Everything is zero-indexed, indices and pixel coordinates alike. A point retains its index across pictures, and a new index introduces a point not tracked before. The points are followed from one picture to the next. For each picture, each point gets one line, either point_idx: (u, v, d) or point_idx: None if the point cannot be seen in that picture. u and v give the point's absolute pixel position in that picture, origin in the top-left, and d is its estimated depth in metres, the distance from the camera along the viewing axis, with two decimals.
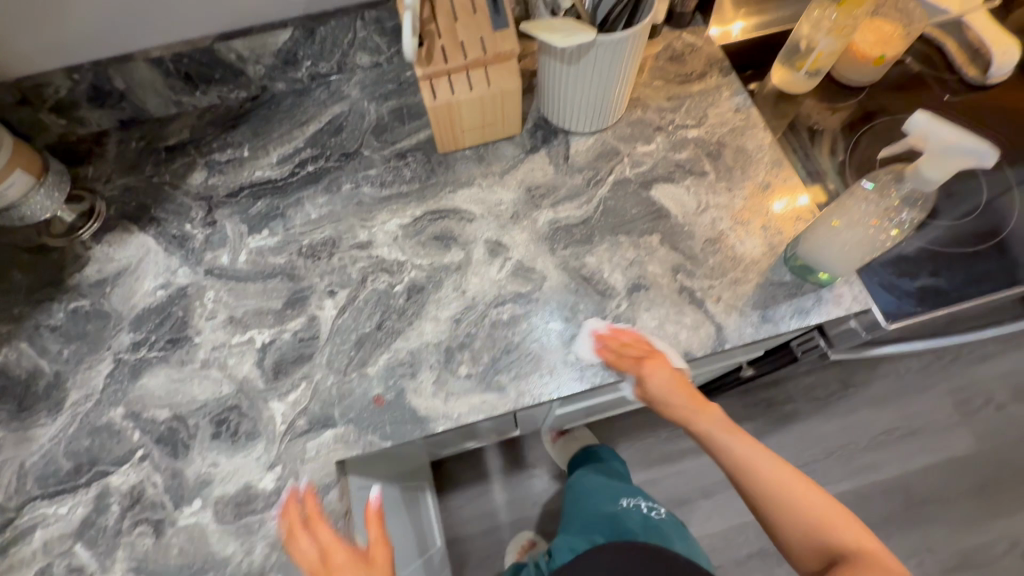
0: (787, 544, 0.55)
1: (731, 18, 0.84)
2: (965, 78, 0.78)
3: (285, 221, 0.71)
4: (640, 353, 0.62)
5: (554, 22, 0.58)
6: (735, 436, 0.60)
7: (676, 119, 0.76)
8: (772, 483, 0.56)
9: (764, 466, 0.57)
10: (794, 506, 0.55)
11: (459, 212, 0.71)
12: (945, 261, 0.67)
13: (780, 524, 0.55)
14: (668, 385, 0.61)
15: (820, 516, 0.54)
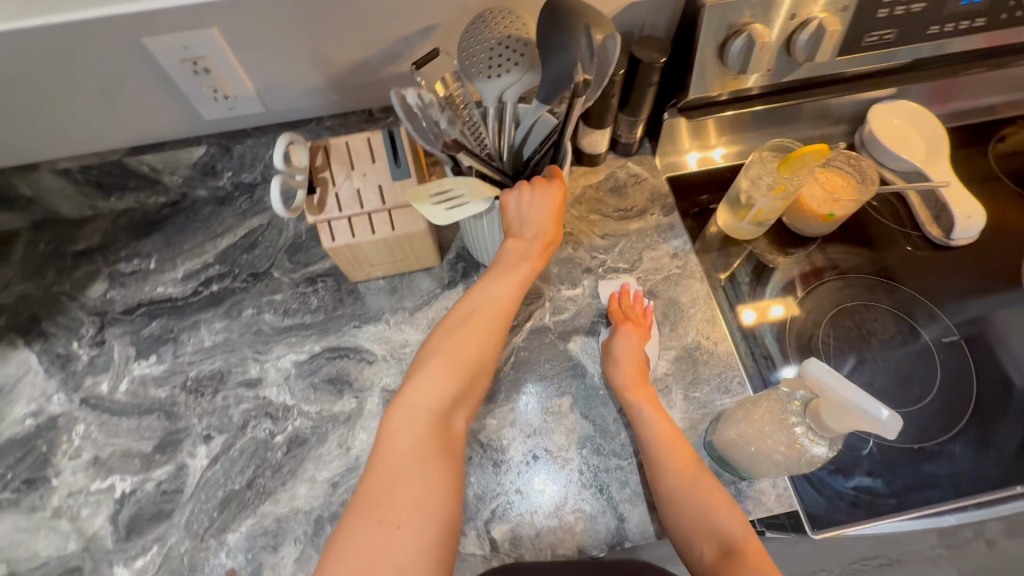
0: (677, 508, 0.53)
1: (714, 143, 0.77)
2: (928, 237, 0.72)
3: (176, 347, 0.67)
4: (628, 317, 0.64)
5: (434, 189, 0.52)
6: (656, 411, 0.58)
7: (608, 261, 0.71)
8: (681, 462, 0.54)
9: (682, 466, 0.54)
10: (701, 488, 0.53)
11: (359, 352, 0.66)
12: (885, 460, 0.59)
13: (681, 493, 0.53)
14: (631, 353, 0.60)
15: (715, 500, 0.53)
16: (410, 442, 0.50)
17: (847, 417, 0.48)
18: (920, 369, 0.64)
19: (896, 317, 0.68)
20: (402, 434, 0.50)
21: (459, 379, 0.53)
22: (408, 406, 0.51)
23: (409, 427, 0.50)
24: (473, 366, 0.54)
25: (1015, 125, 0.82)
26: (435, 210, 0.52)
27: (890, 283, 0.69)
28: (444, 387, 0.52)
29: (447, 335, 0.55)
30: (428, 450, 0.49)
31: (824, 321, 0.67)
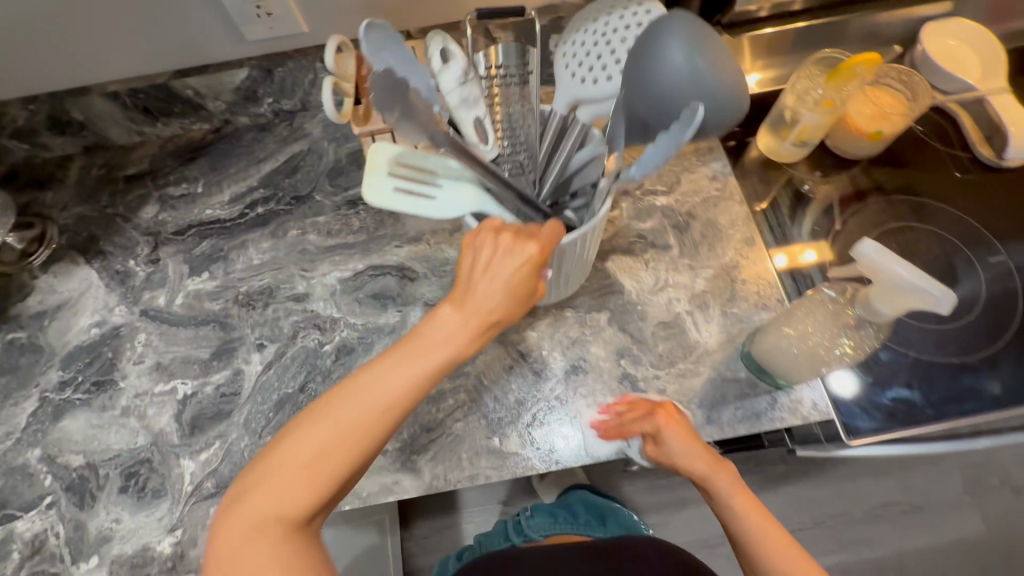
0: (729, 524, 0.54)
1: (747, 69, 0.75)
2: (977, 157, 0.70)
3: (226, 264, 0.70)
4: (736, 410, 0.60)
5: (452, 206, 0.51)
6: (685, 436, 0.55)
7: (646, 184, 0.71)
8: (745, 500, 0.53)
9: (726, 492, 0.54)
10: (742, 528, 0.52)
11: (402, 270, 0.68)
12: (923, 374, 0.60)
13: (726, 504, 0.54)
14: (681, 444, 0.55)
15: (744, 504, 0.53)
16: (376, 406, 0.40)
17: (898, 299, 0.46)
18: (962, 289, 0.63)
19: (942, 239, 0.66)
20: (394, 374, 0.40)
21: (308, 481, 0.39)
22: (271, 467, 0.39)
23: (272, 480, 0.39)
24: (355, 448, 0.39)
25: None
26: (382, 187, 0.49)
27: (936, 206, 0.68)
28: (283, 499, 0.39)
29: (286, 440, 0.40)
30: (278, 538, 0.38)
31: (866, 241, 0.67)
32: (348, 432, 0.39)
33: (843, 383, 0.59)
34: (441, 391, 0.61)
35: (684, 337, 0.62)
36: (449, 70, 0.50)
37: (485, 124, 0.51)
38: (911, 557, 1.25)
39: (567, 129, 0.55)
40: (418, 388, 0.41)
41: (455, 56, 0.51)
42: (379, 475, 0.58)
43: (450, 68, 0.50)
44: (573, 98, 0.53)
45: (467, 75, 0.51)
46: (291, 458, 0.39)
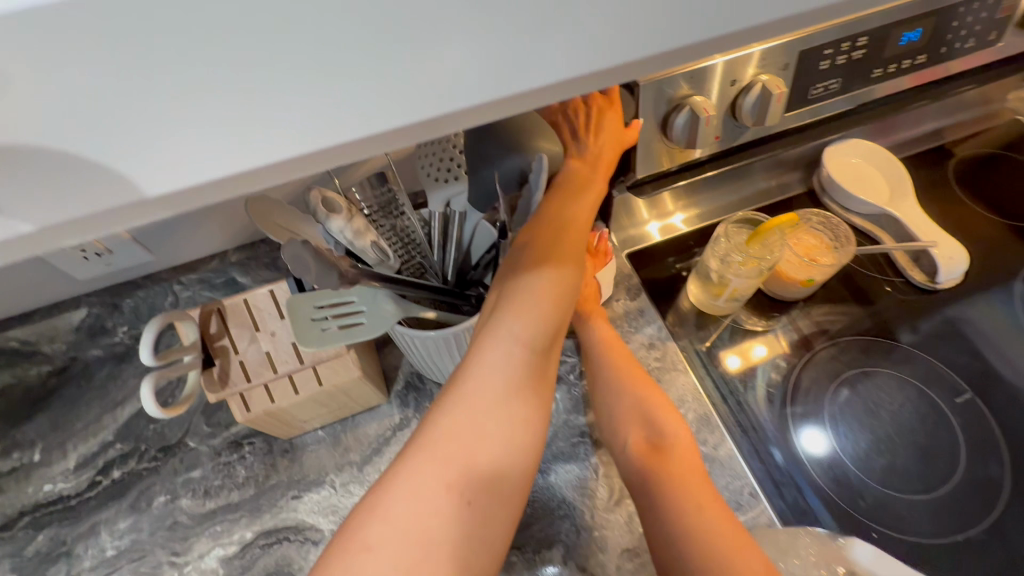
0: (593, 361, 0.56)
1: (672, 210, 0.71)
2: (912, 282, 0.67)
3: (70, 564, 0.54)
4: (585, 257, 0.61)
5: (413, 345, 0.50)
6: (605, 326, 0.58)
7: (579, 363, 0.62)
8: (625, 359, 0.56)
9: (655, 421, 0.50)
10: (599, 370, 0.55)
11: (302, 531, 0.54)
12: (927, 561, 0.51)
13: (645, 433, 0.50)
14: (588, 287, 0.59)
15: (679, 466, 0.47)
16: (452, 490, 0.34)
17: None
18: (941, 442, 0.57)
19: (901, 382, 0.61)
20: (431, 480, 0.34)
21: (501, 480, 0.36)
22: (461, 415, 0.36)
23: (480, 434, 0.36)
24: (501, 454, 0.36)
25: (963, 146, 0.80)
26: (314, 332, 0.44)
27: (886, 342, 0.63)
28: (504, 470, 0.36)
29: (471, 396, 0.37)
30: (489, 516, 0.35)
31: (827, 397, 0.60)
32: (536, 398, 0.38)
33: (814, 439, 0.58)
34: None
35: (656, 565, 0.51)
36: (331, 221, 0.42)
37: (382, 245, 0.46)
38: None
39: (449, 221, 0.50)
40: (553, 312, 0.39)
41: (332, 207, 0.42)
42: None
43: (330, 222, 0.42)
44: (446, 196, 0.49)
45: (348, 218, 0.43)
46: (525, 434, 0.37)
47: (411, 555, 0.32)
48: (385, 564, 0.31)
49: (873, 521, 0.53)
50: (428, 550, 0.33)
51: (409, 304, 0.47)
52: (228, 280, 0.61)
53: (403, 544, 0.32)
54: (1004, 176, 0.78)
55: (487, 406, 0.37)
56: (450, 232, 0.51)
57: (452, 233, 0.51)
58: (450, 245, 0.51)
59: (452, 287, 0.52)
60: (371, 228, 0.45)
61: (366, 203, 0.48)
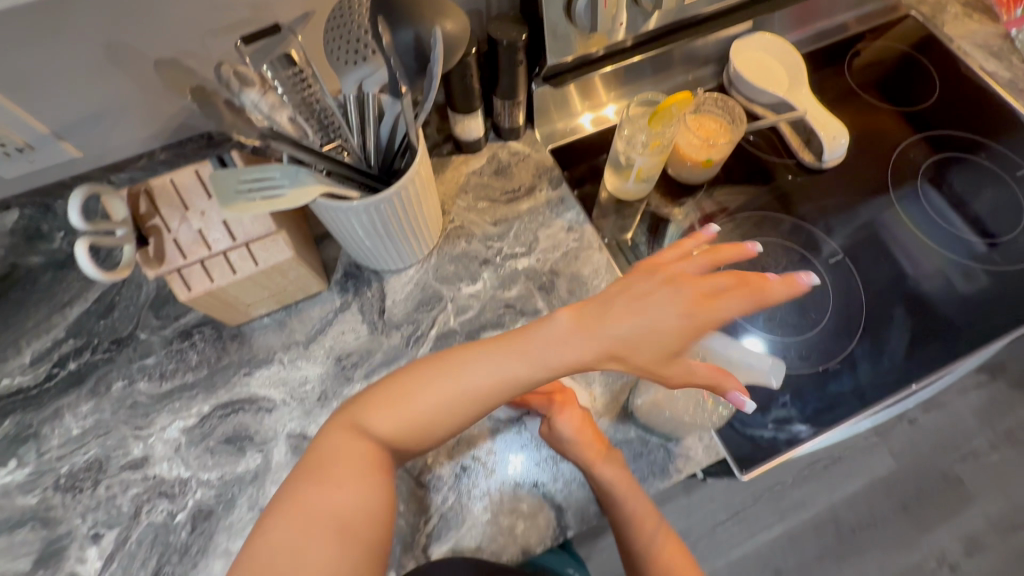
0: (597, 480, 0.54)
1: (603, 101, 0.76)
2: (803, 163, 0.74)
3: (39, 443, 0.59)
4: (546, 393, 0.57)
5: (342, 221, 0.55)
6: (583, 425, 0.55)
7: (504, 248, 0.68)
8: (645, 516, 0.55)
9: (636, 505, 0.54)
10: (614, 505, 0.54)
11: (255, 401, 0.60)
12: (795, 388, 0.62)
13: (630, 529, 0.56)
14: (580, 428, 0.54)
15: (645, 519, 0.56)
16: (359, 454, 0.46)
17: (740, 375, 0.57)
18: (814, 294, 0.66)
19: (786, 247, 0.69)
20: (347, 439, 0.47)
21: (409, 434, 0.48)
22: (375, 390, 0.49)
23: (388, 406, 0.48)
24: (416, 415, 0.47)
25: (865, 40, 0.85)
26: (235, 198, 0.47)
27: (776, 215, 0.71)
28: (424, 411, 0.47)
29: (384, 383, 0.49)
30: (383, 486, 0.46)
31: (722, 264, 0.68)
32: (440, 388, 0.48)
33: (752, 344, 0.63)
34: None
35: None
36: (244, 94, 0.45)
37: (301, 120, 0.49)
38: (840, 505, 1.35)
39: (365, 104, 0.54)
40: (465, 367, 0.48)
41: (246, 79, 0.46)
42: None
43: (244, 93, 0.45)
44: (357, 78, 0.51)
45: (262, 92, 0.46)
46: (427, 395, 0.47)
47: (338, 497, 0.44)
48: (319, 498, 0.44)
49: None
50: (339, 484, 0.45)
51: (331, 181, 0.51)
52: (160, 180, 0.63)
53: (331, 483, 0.45)
54: (898, 67, 0.84)
55: (387, 392, 0.48)
56: (368, 120, 0.54)
57: (369, 117, 0.54)
58: (368, 129, 0.55)
59: (376, 173, 0.56)
60: (286, 105, 0.48)
61: (279, 83, 0.51)
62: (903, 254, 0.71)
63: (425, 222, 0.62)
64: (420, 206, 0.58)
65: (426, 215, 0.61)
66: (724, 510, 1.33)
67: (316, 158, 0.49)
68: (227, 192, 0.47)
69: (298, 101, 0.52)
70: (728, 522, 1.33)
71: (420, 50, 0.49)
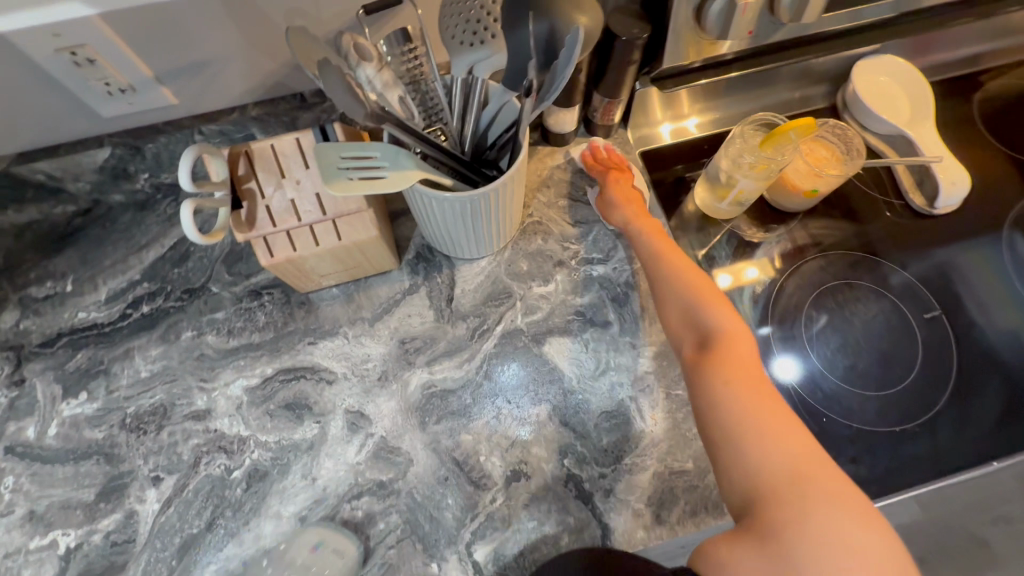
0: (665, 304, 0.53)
1: (687, 112, 0.72)
2: (911, 205, 0.69)
3: (109, 380, 0.60)
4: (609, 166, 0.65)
5: (431, 207, 0.54)
6: (656, 234, 0.58)
7: (581, 252, 0.66)
8: (753, 364, 0.48)
9: (728, 318, 0.50)
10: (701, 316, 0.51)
11: (317, 371, 0.60)
12: (867, 443, 0.59)
13: (710, 400, 0.46)
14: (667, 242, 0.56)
15: (743, 380, 0.47)
16: None
17: None
18: (901, 348, 0.62)
19: (877, 292, 0.65)
20: None
21: None
22: None
23: None
24: None
25: (998, 76, 0.78)
26: (334, 173, 0.45)
27: (871, 257, 0.67)
28: None
29: None
30: None
31: (808, 301, 0.64)
32: None
33: (784, 366, 0.61)
34: (370, 514, 0.55)
35: (630, 427, 0.58)
36: (360, 70, 0.44)
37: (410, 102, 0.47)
38: None
39: (471, 91, 0.50)
40: None
41: (364, 54, 0.45)
42: None
43: (361, 68, 0.44)
44: (471, 62, 0.46)
45: (377, 69, 0.45)
46: None
47: None
48: None
49: (825, 407, 0.60)
50: None
51: (429, 166, 0.50)
52: (249, 136, 0.62)
53: None
54: None
55: None
56: (472, 106, 0.51)
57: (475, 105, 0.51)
58: (470, 117, 0.52)
59: (467, 159, 0.54)
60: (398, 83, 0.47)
61: (392, 58, 0.50)
62: (1005, 317, 0.66)
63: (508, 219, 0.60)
64: (508, 202, 0.56)
65: (510, 213, 0.59)
66: None
67: (418, 142, 0.48)
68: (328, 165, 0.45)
69: (410, 78, 0.51)
70: None
71: (550, 43, 0.46)
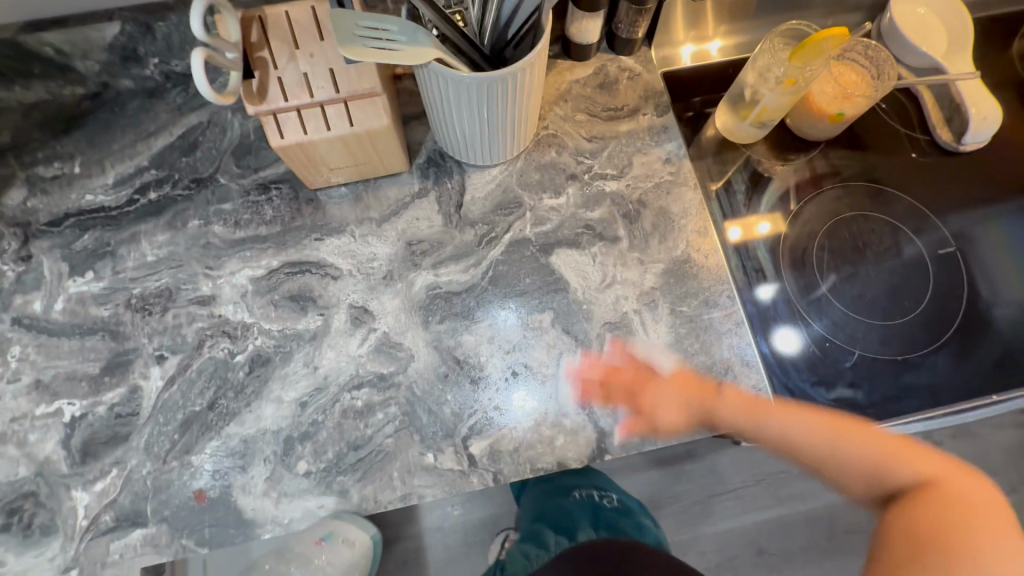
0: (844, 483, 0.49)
1: (712, 33, 0.70)
2: (937, 142, 0.67)
3: (115, 262, 0.60)
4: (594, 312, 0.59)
5: (447, 95, 0.52)
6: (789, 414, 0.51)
7: (595, 167, 0.65)
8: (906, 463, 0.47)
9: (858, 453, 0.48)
10: (844, 464, 0.48)
11: (322, 267, 0.60)
12: (867, 370, 0.59)
13: (793, 453, 0.50)
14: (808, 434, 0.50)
15: (836, 429, 0.49)
16: None
17: None
18: (911, 282, 0.62)
19: (894, 227, 0.64)
20: None
21: None
22: None
23: None
24: None
25: None
26: (352, 42, 0.44)
27: (890, 191, 0.66)
28: None
29: None
30: None
31: (820, 231, 0.64)
32: None
33: (786, 338, 0.60)
34: (369, 405, 0.56)
35: (631, 339, 0.58)
36: None
37: None
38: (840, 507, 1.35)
39: None
40: None
41: None
42: (302, 498, 0.53)
43: None
44: None
45: None
46: None
47: None
48: None
49: (828, 334, 0.60)
50: None
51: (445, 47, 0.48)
52: None
53: None
54: None
55: None
56: None
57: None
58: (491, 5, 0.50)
59: (485, 51, 0.52)
60: None
61: None
62: (1020, 259, 0.65)
63: (524, 124, 0.59)
64: (525, 100, 0.55)
65: (526, 114, 0.57)
66: (724, 485, 1.35)
67: (435, 14, 0.47)
68: (349, 33, 0.44)
69: None
70: (725, 496, 1.34)
71: None
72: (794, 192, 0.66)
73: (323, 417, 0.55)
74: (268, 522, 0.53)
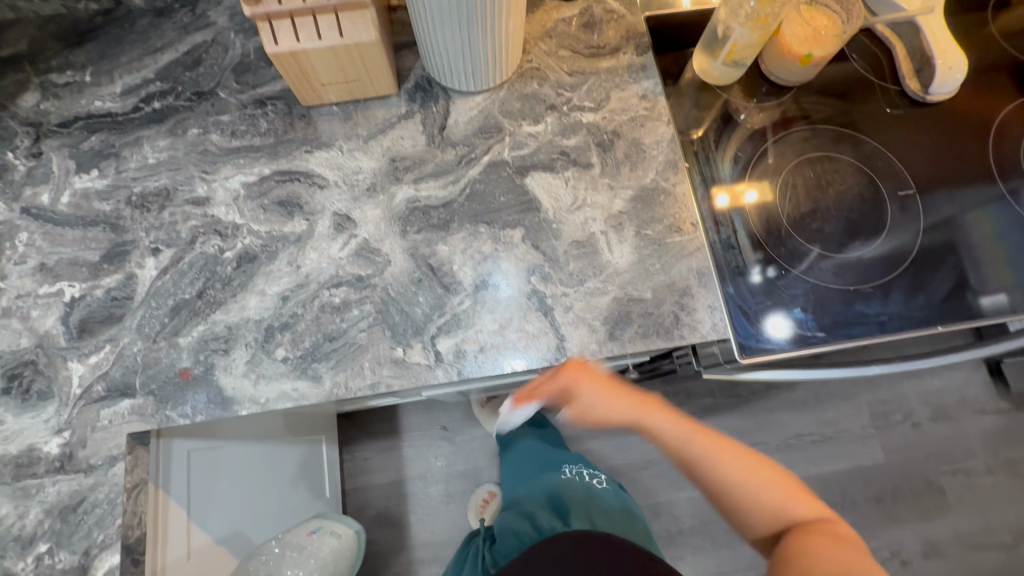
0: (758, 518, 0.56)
1: None
2: (906, 92, 0.70)
3: (118, 162, 0.64)
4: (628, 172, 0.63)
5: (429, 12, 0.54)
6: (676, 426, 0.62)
7: (574, 99, 0.68)
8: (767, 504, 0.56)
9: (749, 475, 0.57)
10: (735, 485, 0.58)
11: (311, 177, 0.64)
12: (819, 299, 0.62)
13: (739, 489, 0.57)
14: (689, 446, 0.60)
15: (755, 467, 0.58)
16: None
17: None
18: (869, 221, 0.66)
19: (857, 172, 0.67)
20: None
21: None
22: None
23: None
24: None
25: None
26: None
27: (857, 137, 0.69)
28: None
29: None
30: None
31: (786, 169, 0.67)
32: None
33: (776, 325, 0.61)
34: (346, 302, 0.60)
35: (596, 256, 0.62)
36: None
37: None
38: (815, 480, 1.37)
39: None
40: None
41: None
42: (279, 381, 0.57)
43: None
44: None
45: None
46: None
47: None
48: None
49: (785, 263, 0.64)
50: None
51: None
52: None
53: None
54: None
55: None
56: None
57: None
58: None
59: None
60: None
61: None
62: (977, 208, 0.68)
63: (507, 51, 0.62)
64: (506, 25, 0.57)
65: (509, 41, 0.60)
66: None
67: None
68: None
69: None
70: None
71: None
72: (765, 132, 0.69)
73: (302, 310, 0.59)
74: (246, 400, 0.57)
